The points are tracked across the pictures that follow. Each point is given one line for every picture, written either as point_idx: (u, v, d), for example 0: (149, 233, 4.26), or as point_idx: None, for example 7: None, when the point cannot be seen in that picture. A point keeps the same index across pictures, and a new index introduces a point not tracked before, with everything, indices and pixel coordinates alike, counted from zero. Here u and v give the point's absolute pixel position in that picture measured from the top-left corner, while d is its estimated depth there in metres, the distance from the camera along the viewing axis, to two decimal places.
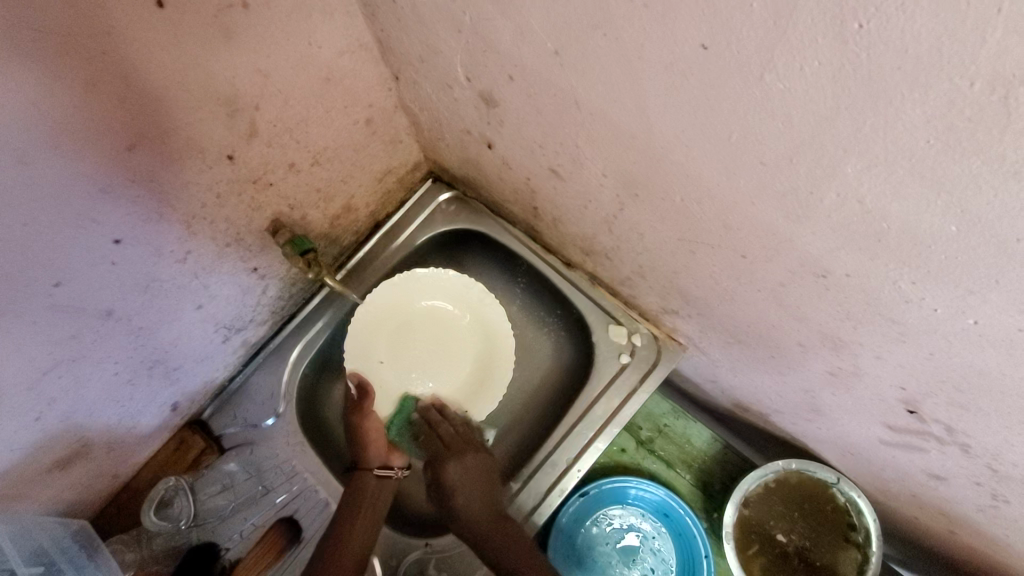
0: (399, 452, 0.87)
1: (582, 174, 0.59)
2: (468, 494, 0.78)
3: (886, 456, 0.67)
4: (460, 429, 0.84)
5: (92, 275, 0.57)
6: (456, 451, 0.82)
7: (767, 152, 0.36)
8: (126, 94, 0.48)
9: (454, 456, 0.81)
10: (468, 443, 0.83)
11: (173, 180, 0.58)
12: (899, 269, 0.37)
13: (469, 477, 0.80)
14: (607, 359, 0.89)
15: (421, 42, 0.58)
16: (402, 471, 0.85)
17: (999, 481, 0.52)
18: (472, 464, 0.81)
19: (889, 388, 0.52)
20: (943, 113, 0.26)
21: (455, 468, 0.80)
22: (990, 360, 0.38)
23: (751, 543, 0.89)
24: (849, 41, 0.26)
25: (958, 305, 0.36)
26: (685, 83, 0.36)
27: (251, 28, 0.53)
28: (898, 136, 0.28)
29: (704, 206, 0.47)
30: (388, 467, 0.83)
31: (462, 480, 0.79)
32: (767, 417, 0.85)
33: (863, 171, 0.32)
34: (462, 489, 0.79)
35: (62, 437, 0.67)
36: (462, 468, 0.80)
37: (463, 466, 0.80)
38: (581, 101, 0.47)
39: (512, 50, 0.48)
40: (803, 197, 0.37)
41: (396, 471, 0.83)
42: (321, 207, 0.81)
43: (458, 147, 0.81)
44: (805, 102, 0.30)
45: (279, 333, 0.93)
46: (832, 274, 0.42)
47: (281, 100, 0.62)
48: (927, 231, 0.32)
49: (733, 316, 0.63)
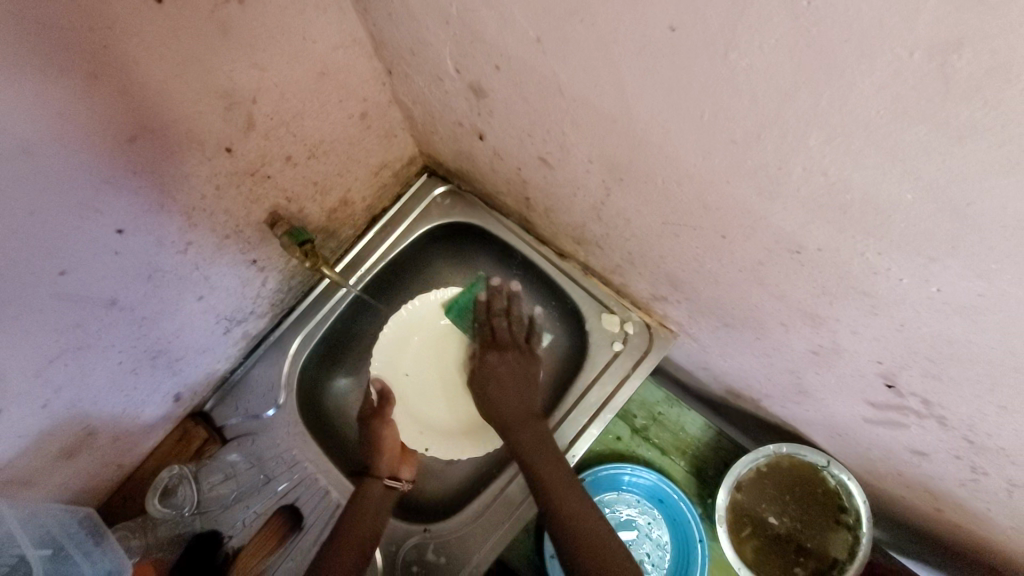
0: (408, 464, 0.89)
1: (570, 161, 0.61)
2: (505, 381, 0.89)
3: (871, 435, 0.69)
4: (523, 342, 0.92)
5: (96, 264, 0.59)
6: (502, 347, 0.92)
7: (737, 130, 0.38)
8: (127, 87, 0.50)
9: (513, 356, 0.91)
10: (514, 346, 0.92)
11: (173, 171, 0.60)
12: (865, 240, 0.38)
13: (505, 380, 0.89)
14: (600, 347, 0.90)
15: (412, 35, 0.60)
16: (407, 484, 0.87)
17: (976, 452, 0.54)
18: (508, 364, 0.90)
19: (867, 363, 0.54)
20: (890, 83, 0.27)
21: (494, 359, 0.91)
22: (956, 327, 0.40)
23: (744, 527, 0.90)
24: (801, 16, 0.28)
25: (921, 273, 0.37)
26: (658, 65, 0.37)
27: (246, 23, 0.55)
28: (852, 107, 0.30)
29: (684, 187, 0.48)
30: (396, 479, 0.85)
31: (504, 376, 0.89)
32: (757, 402, 0.86)
33: (824, 143, 0.33)
34: (501, 382, 0.89)
35: (69, 425, 0.69)
36: (502, 362, 0.90)
37: (502, 357, 0.91)
38: (564, 88, 0.49)
39: (497, 40, 0.49)
40: (773, 172, 0.39)
41: (404, 484, 0.85)
42: (319, 200, 0.83)
43: (451, 140, 0.83)
44: (766, 77, 0.32)
45: (279, 326, 0.95)
46: (806, 249, 0.44)
47: (277, 93, 0.64)
48: (887, 200, 0.34)
49: (718, 299, 0.65)
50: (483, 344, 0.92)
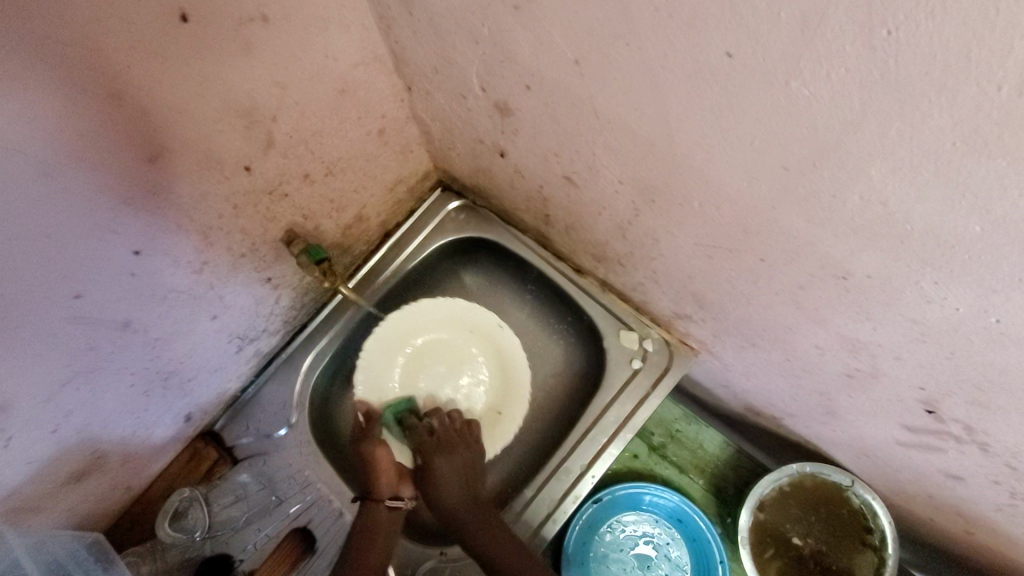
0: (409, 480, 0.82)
1: (597, 181, 0.60)
2: (449, 477, 0.78)
3: (903, 458, 0.67)
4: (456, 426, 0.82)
5: (112, 286, 0.57)
6: (449, 446, 0.80)
7: (790, 157, 0.36)
8: (149, 107, 0.49)
9: (443, 453, 0.79)
10: (461, 438, 0.81)
11: (191, 191, 0.58)
12: (921, 270, 0.37)
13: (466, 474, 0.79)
14: (619, 365, 0.89)
15: (436, 53, 0.59)
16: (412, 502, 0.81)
17: (1019, 479, 0.53)
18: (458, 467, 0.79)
19: (908, 389, 0.52)
20: (969, 116, 0.26)
21: (443, 463, 0.79)
22: (1013, 358, 0.39)
23: (766, 547, 0.88)
24: (877, 47, 0.27)
25: (981, 303, 0.36)
26: (708, 91, 0.36)
27: (269, 41, 0.54)
28: (923, 139, 0.29)
29: (722, 211, 0.47)
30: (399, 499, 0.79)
31: (447, 475, 0.78)
32: (780, 420, 0.85)
33: (887, 174, 0.32)
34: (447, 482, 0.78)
35: (78, 448, 0.67)
36: (450, 463, 0.79)
37: (450, 460, 0.79)
38: (599, 109, 0.47)
39: (530, 61, 0.48)
40: (826, 200, 0.38)
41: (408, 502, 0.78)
42: (334, 217, 0.82)
43: (469, 156, 0.81)
44: (830, 107, 0.31)
45: (291, 343, 0.93)
46: (854, 276, 0.43)
47: (297, 111, 0.63)
48: (951, 232, 0.33)
49: (747, 320, 0.64)
50: (425, 445, 0.79)
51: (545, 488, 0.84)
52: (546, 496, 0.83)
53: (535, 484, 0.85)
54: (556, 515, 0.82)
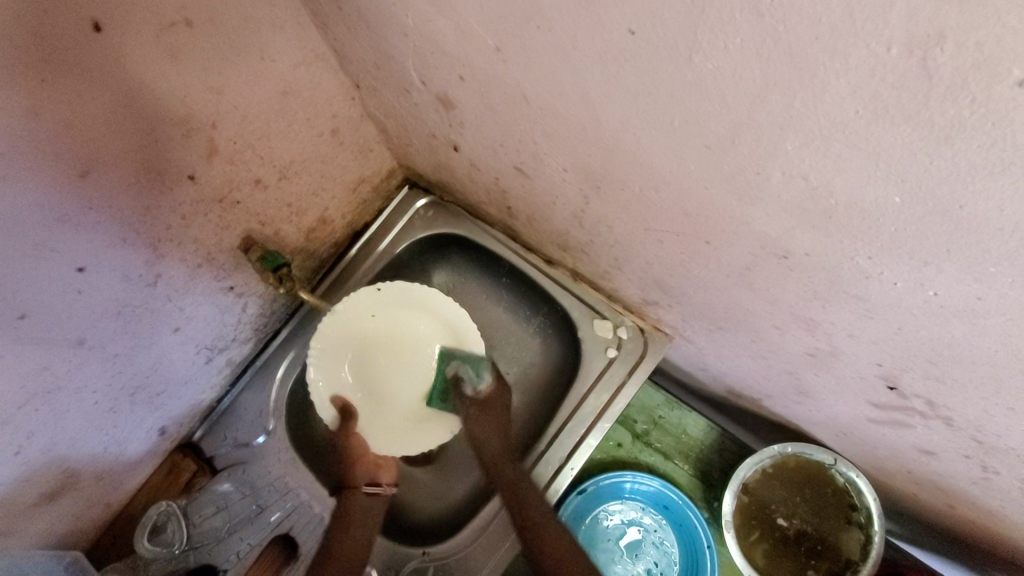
0: (388, 468, 0.84)
1: (545, 170, 0.58)
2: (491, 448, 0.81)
3: (877, 434, 0.66)
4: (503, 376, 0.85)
5: (58, 305, 0.56)
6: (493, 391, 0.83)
7: (710, 136, 0.35)
8: (73, 121, 0.48)
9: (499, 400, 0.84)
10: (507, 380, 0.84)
11: (132, 204, 0.57)
12: (854, 245, 0.36)
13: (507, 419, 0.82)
14: (594, 354, 0.88)
15: (373, 48, 0.58)
16: (391, 489, 0.83)
17: (987, 453, 0.51)
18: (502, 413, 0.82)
19: (867, 366, 0.51)
20: (865, 82, 0.25)
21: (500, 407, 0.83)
22: (957, 330, 0.37)
23: (753, 530, 0.88)
24: (764, 14, 0.26)
25: (916, 277, 0.35)
26: (622, 70, 0.35)
27: (196, 46, 0.53)
28: (828, 108, 0.28)
29: (662, 194, 0.46)
30: (376, 484, 0.82)
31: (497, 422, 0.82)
32: (759, 402, 0.84)
33: (802, 147, 0.31)
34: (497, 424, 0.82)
35: (47, 469, 0.67)
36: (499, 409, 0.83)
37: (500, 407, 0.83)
38: (530, 97, 0.46)
39: (457, 50, 0.47)
40: (751, 177, 0.36)
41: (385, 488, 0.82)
42: (294, 222, 0.81)
43: (427, 151, 0.80)
44: (733, 80, 0.30)
45: (264, 350, 0.93)
46: (793, 254, 0.41)
47: (238, 115, 0.62)
48: (872, 204, 0.31)
49: (709, 304, 0.63)
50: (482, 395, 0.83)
51: (538, 465, 0.84)
52: (545, 464, 0.84)
53: (535, 452, 0.85)
54: (554, 485, 0.82)
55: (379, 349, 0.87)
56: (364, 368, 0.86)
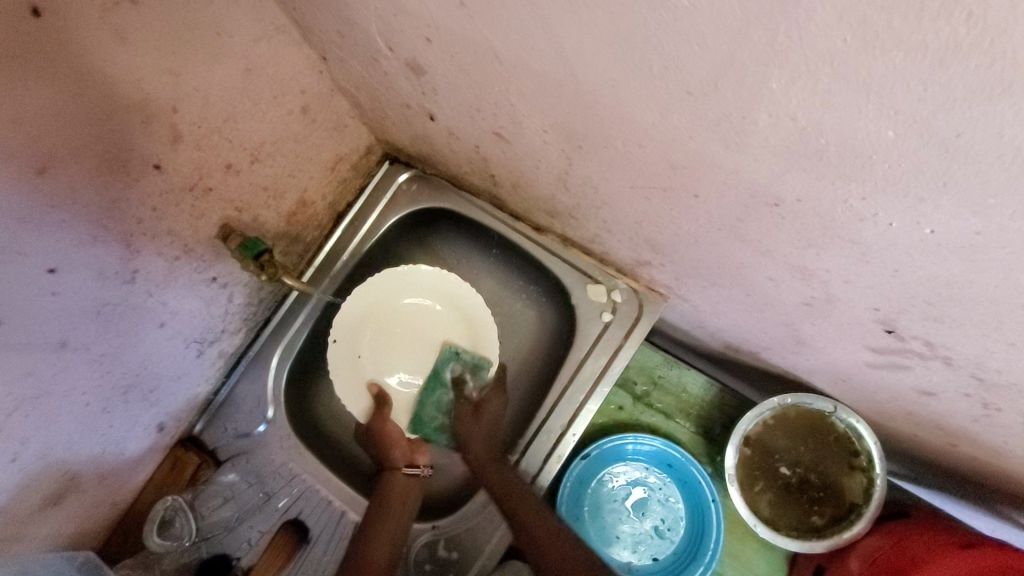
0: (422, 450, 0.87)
1: (524, 133, 0.56)
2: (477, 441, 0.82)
3: (876, 379, 0.66)
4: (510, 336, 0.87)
5: (33, 309, 0.54)
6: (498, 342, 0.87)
7: (692, 80, 0.33)
8: (21, 114, 0.45)
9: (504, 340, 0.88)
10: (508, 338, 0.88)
11: (98, 199, 0.55)
12: (847, 186, 0.34)
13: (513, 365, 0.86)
14: (589, 319, 0.87)
15: (334, 15, 0.55)
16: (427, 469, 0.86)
17: (987, 389, 0.51)
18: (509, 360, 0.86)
19: (865, 311, 0.50)
20: (853, 5, 0.23)
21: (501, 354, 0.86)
22: (955, 268, 0.36)
23: (756, 481, 0.88)
24: None
25: (912, 215, 0.34)
26: (594, 17, 0.33)
27: (145, 26, 0.50)
28: (814, 39, 0.26)
29: (646, 148, 0.44)
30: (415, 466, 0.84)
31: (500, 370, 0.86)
32: (757, 355, 0.83)
33: (788, 85, 0.29)
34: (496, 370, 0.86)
35: (46, 474, 0.66)
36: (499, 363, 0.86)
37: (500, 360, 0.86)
38: (501, 55, 0.44)
39: (421, 10, 0.45)
40: (737, 122, 0.35)
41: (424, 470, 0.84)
42: (273, 206, 0.79)
43: (404, 123, 0.77)
44: (713, 16, 0.28)
45: (257, 340, 0.91)
46: (784, 201, 0.40)
47: (200, 98, 0.59)
48: (866, 140, 0.30)
49: (701, 259, 0.61)
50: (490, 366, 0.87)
51: (530, 450, 0.84)
52: (530, 461, 0.84)
53: (520, 446, 0.85)
54: (542, 475, 0.83)
55: (386, 332, 0.89)
56: (379, 354, 0.89)
